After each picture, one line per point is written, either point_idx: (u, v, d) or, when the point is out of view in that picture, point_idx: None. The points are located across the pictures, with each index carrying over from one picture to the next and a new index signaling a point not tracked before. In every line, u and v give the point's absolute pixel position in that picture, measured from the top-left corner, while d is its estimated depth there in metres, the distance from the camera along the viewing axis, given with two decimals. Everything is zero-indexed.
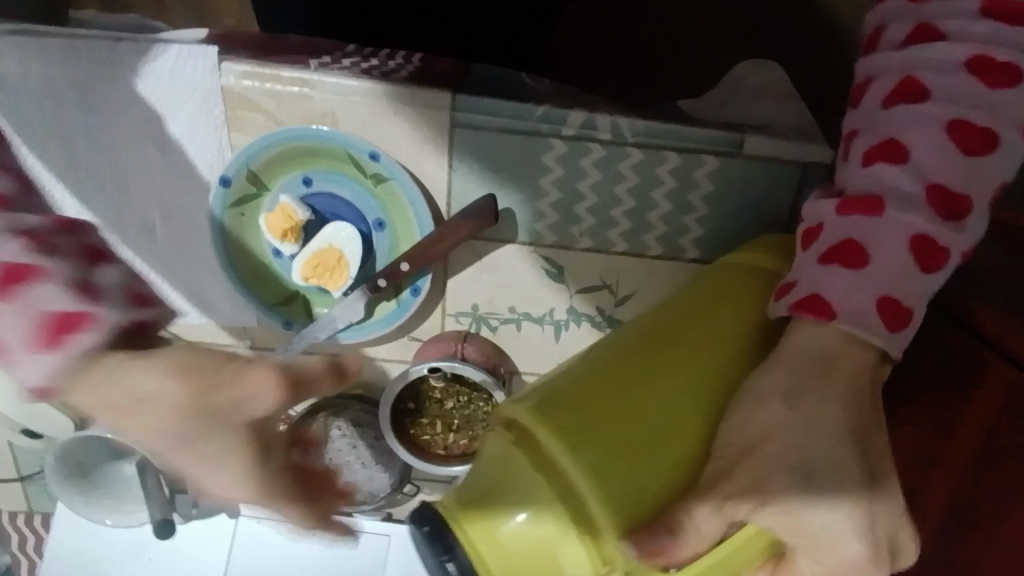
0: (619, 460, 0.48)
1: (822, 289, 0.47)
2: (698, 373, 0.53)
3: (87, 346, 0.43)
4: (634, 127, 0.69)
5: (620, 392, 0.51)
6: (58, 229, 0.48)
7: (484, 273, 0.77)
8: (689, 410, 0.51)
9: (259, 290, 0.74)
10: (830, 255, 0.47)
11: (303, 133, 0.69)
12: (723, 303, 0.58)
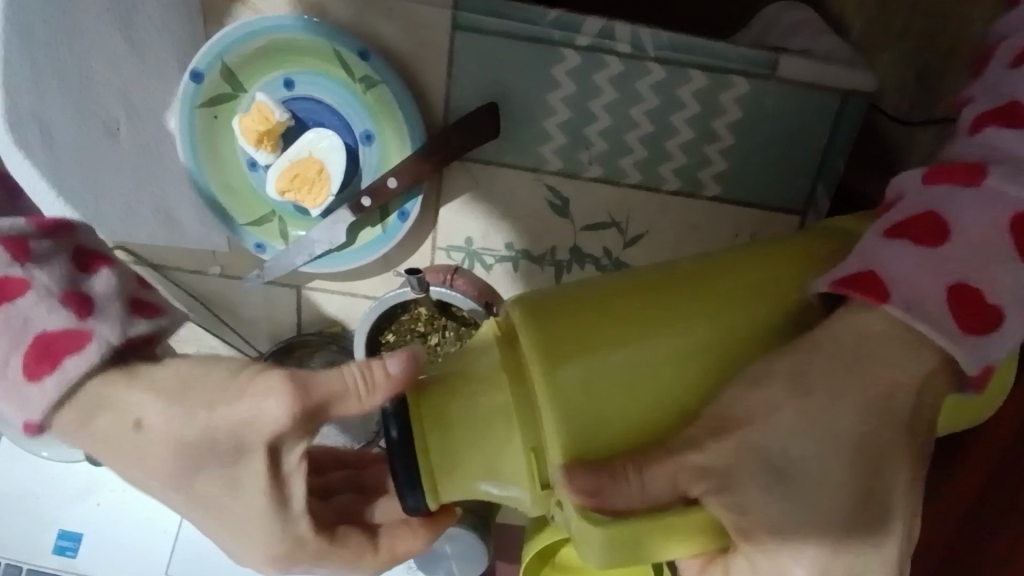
0: (592, 388, 0.41)
1: (877, 266, 0.39)
2: (721, 321, 0.43)
3: (74, 369, 0.44)
4: (658, 40, 0.61)
5: (628, 315, 0.43)
6: (39, 233, 0.48)
7: (482, 202, 0.71)
8: (697, 354, 0.42)
9: (230, 205, 0.70)
10: (900, 224, 0.41)
11: (281, 24, 0.61)
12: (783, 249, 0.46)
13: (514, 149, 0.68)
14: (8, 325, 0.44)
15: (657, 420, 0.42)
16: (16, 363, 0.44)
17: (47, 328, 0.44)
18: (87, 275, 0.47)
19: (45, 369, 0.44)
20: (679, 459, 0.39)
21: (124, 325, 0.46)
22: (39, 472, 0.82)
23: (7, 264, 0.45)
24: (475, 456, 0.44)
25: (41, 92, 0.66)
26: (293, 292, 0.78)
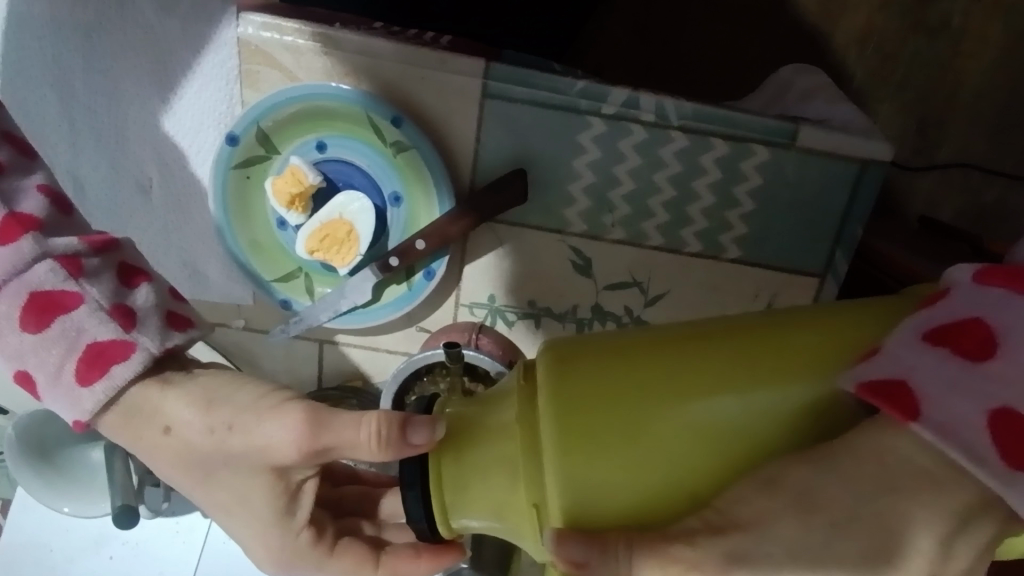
0: (600, 447, 0.38)
1: (914, 376, 0.35)
2: (762, 385, 0.38)
3: (122, 379, 0.45)
4: (681, 109, 0.63)
5: (656, 369, 0.39)
6: (91, 251, 0.46)
7: (506, 261, 0.72)
8: (729, 420, 0.38)
9: (258, 262, 0.70)
10: (944, 332, 0.36)
11: (318, 91, 0.63)
12: (844, 315, 0.41)
13: (539, 210, 0.69)
14: (62, 334, 0.44)
15: (676, 492, 0.38)
16: (68, 367, 0.44)
17: (98, 339, 0.44)
18: (130, 286, 0.47)
19: (96, 374, 0.45)
20: (668, 546, 0.35)
21: (166, 338, 0.46)
22: (54, 523, 0.81)
23: (60, 280, 0.44)
24: (484, 495, 0.42)
25: (79, 152, 0.67)
26: (316, 346, 0.78)
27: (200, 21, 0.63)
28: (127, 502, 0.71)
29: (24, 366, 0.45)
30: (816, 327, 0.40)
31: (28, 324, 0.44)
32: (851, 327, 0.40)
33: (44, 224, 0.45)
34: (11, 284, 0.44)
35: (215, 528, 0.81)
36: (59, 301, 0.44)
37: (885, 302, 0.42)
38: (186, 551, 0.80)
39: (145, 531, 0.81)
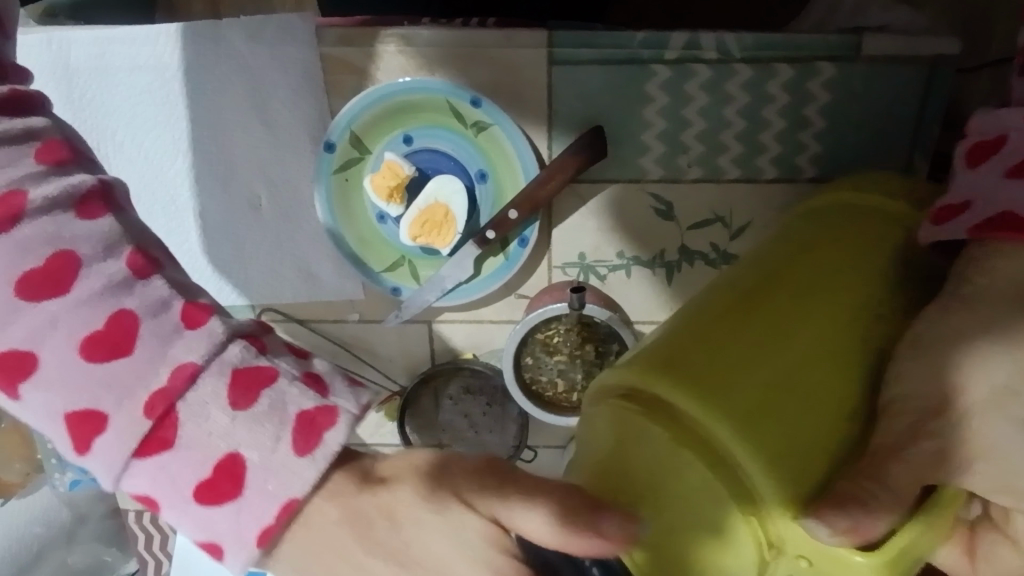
0: (761, 410, 0.41)
1: (1015, 207, 0.43)
2: (821, 320, 0.46)
3: (336, 446, 0.40)
4: (742, 42, 0.66)
5: (745, 340, 0.45)
6: (264, 326, 0.42)
7: (592, 218, 0.76)
8: (823, 352, 0.45)
9: (365, 256, 0.76)
10: (1017, 167, 0.44)
11: (400, 89, 0.68)
12: (812, 251, 0.52)
13: (617, 164, 0.73)
14: (270, 409, 0.39)
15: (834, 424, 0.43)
16: (285, 440, 0.39)
17: (305, 407, 0.40)
18: (307, 357, 0.43)
19: (310, 446, 0.39)
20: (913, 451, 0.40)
21: (363, 395, 0.41)
22: None
23: (253, 355, 0.39)
24: (683, 517, 0.42)
25: (192, 179, 0.75)
26: (424, 327, 0.84)
27: (285, 43, 0.68)
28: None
29: (235, 448, 0.38)
30: (809, 267, 0.50)
31: (232, 404, 0.38)
32: (829, 257, 0.51)
33: (214, 307, 0.41)
34: (209, 368, 0.38)
35: None
36: (257, 375, 0.39)
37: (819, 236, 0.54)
38: None
39: None
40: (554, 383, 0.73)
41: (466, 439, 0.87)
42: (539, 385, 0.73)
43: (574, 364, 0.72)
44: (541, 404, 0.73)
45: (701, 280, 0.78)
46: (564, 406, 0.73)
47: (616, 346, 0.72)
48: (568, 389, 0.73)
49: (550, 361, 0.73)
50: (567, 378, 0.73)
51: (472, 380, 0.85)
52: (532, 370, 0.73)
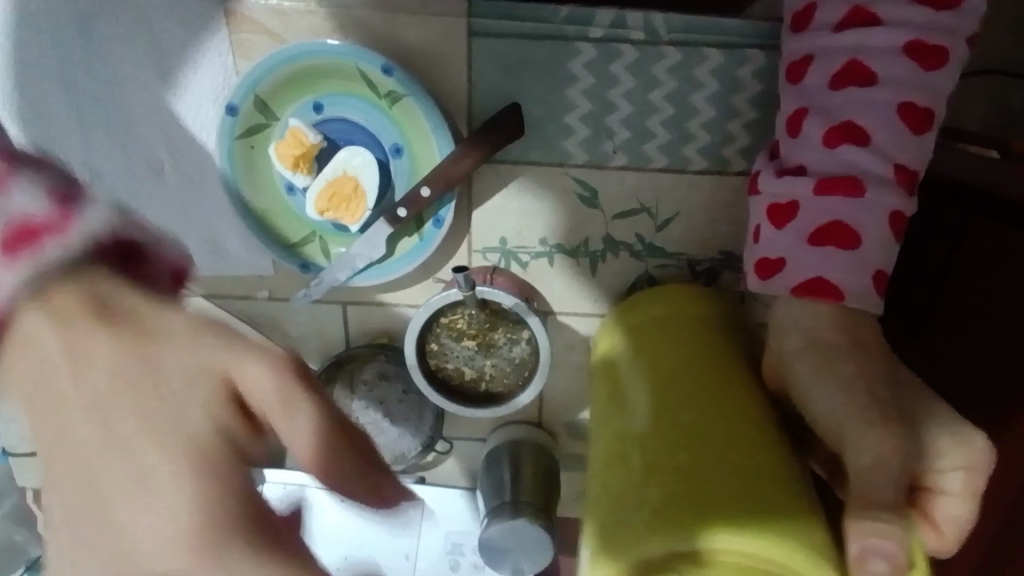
0: (721, 500, 0.46)
1: (825, 272, 0.51)
2: (725, 429, 0.53)
3: None
4: (669, 23, 0.63)
5: (674, 464, 0.51)
6: None
7: (514, 201, 0.72)
8: (740, 448, 0.51)
9: (272, 228, 0.72)
10: (818, 236, 0.51)
11: (308, 51, 0.64)
12: (673, 373, 0.61)
13: (539, 145, 0.69)
14: None
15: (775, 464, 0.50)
16: None
17: None
18: None
19: None
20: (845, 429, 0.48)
21: None
22: None
23: None
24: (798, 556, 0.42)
25: (88, 142, 0.69)
26: (339, 309, 0.80)
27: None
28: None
29: None
30: (694, 390, 0.58)
31: None
32: (696, 368, 0.61)
33: None
34: None
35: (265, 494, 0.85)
36: None
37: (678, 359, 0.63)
38: None
39: None
40: (462, 372, 0.70)
41: (382, 429, 0.83)
42: (447, 375, 0.70)
43: (482, 351, 0.69)
44: (449, 395, 0.69)
45: (627, 271, 0.75)
46: (472, 398, 0.70)
47: (526, 333, 0.69)
48: (477, 379, 0.70)
49: (456, 349, 0.69)
50: (474, 366, 0.70)
51: (388, 365, 0.82)
52: (438, 360, 0.70)
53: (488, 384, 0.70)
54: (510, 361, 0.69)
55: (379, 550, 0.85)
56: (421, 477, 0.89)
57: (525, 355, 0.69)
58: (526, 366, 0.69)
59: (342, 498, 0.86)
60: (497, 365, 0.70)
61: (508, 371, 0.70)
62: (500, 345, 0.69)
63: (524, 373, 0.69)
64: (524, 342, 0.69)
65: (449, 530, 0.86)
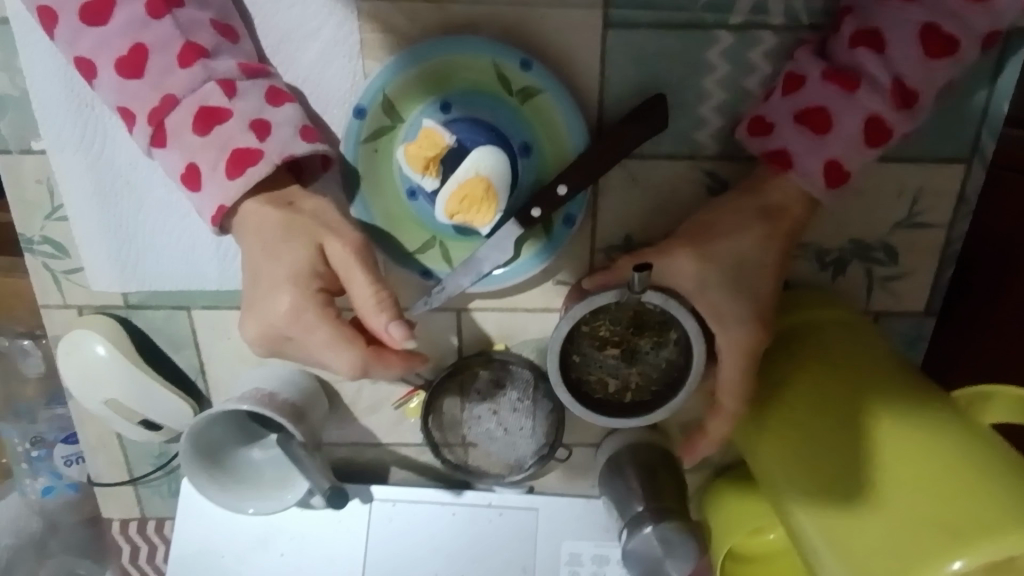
0: (934, 529, 0.50)
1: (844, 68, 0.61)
2: (883, 452, 0.56)
3: None
4: (811, 8, 0.62)
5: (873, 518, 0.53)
6: None
7: (641, 197, 0.70)
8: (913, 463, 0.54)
9: (394, 235, 0.70)
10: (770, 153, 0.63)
11: (441, 48, 0.63)
12: (813, 414, 0.62)
13: (670, 138, 0.67)
14: None
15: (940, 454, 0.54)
16: None
17: None
18: None
19: None
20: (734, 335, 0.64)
21: None
22: (218, 522, 0.82)
23: None
24: (988, 501, 0.49)
25: None
26: (452, 317, 0.77)
27: None
28: (335, 486, 0.73)
29: None
30: (836, 425, 0.60)
31: None
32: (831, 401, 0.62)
33: None
34: None
35: (376, 511, 0.82)
36: None
37: (799, 395, 0.64)
38: (353, 537, 0.81)
39: (310, 523, 0.82)
40: (606, 384, 0.70)
41: (496, 440, 0.81)
42: (591, 390, 0.69)
43: (626, 361, 0.70)
44: (597, 409, 0.69)
45: None
46: (621, 408, 0.69)
47: (672, 335, 0.69)
48: (622, 390, 0.70)
49: (601, 360, 0.70)
50: (620, 377, 0.70)
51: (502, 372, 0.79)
52: (581, 375, 0.69)
53: (633, 394, 0.70)
54: (657, 368, 0.69)
55: (494, 566, 0.81)
56: (529, 488, 0.86)
57: (672, 363, 0.69)
58: (673, 374, 0.69)
59: (454, 512, 0.83)
60: (641, 374, 0.70)
61: (653, 379, 0.70)
62: (647, 353, 0.69)
63: (672, 380, 0.69)
64: (672, 350, 0.68)
65: (565, 541, 0.82)
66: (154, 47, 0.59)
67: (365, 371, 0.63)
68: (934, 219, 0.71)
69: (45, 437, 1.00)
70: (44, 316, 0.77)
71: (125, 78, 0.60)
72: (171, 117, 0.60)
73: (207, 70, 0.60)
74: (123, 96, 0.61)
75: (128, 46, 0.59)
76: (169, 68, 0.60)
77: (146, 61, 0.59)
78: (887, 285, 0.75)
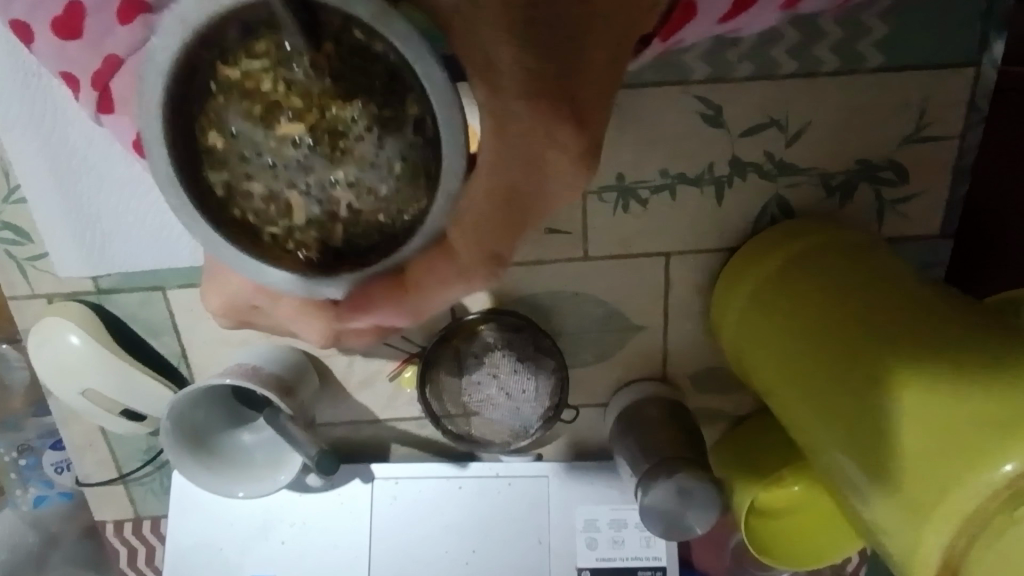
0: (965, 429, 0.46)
1: None
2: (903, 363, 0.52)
3: None
4: None
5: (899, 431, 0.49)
6: None
7: (631, 131, 0.66)
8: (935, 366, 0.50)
9: None
10: None
11: None
12: (827, 341, 0.58)
13: (656, 64, 0.63)
14: None
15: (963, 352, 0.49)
16: None
17: None
18: None
19: None
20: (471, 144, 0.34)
21: None
22: (212, 515, 0.78)
23: None
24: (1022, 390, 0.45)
25: None
26: None
27: None
28: (324, 450, 0.69)
29: None
30: (853, 347, 0.56)
31: None
32: (846, 324, 0.58)
33: None
34: None
35: (378, 491, 0.78)
36: None
37: (813, 326, 0.61)
38: (356, 519, 0.78)
39: (310, 508, 0.78)
40: (287, 210, 0.36)
41: (499, 406, 0.77)
42: (250, 213, 0.36)
43: (325, 163, 0.34)
44: (251, 244, 0.36)
45: (754, 195, 0.70)
46: (291, 258, 0.37)
47: None
48: (333, 220, 0.36)
49: (252, 142, 0.34)
50: (307, 192, 0.35)
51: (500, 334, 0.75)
52: (238, 178, 0.35)
53: (344, 220, 0.36)
54: (385, 179, 0.35)
55: (507, 537, 0.77)
56: (538, 456, 0.82)
57: (413, 175, 0.35)
58: (412, 199, 0.36)
59: (460, 485, 0.79)
60: (355, 190, 0.36)
61: (380, 200, 0.36)
62: (358, 143, 0.34)
63: (415, 202, 0.36)
64: (414, 133, 0.34)
65: (578, 507, 0.78)
66: (89, 7, 0.52)
67: (337, 339, 0.57)
68: (944, 132, 0.67)
69: (33, 446, 0.92)
70: (14, 309, 0.73)
71: (64, 41, 0.54)
72: (118, 82, 0.55)
73: (147, 25, 0.52)
74: (65, 62, 0.55)
75: (62, 6, 0.53)
76: (108, 27, 0.53)
77: (81, 21, 0.53)
78: (897, 207, 0.71)
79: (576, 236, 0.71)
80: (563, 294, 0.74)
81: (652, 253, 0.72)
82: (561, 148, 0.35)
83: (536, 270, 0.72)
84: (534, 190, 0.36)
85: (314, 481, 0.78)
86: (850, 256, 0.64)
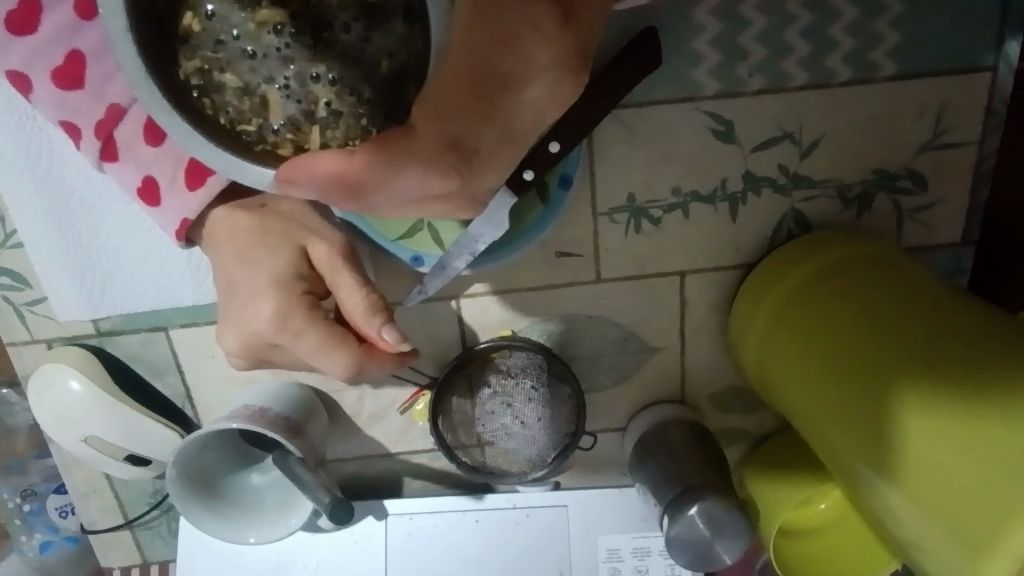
0: (991, 455, 0.44)
1: None
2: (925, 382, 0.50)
3: None
4: None
5: (921, 457, 0.48)
6: None
7: (642, 149, 0.64)
8: (958, 389, 0.48)
9: (377, 221, 0.62)
10: None
11: None
12: (845, 359, 0.57)
13: (665, 80, 0.61)
14: None
15: (991, 374, 0.47)
16: None
17: None
18: None
19: None
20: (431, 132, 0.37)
21: None
22: (223, 559, 0.75)
23: None
24: None
25: None
26: (451, 304, 0.71)
27: None
28: (336, 496, 0.67)
29: None
30: (873, 367, 0.55)
31: None
32: (864, 342, 0.57)
33: None
34: None
35: (393, 528, 0.76)
36: None
37: (829, 341, 0.59)
38: (371, 558, 0.75)
39: (323, 548, 0.76)
40: (254, 99, 0.43)
41: (515, 435, 0.75)
42: (227, 108, 0.43)
43: (306, 57, 0.42)
44: (230, 143, 0.44)
45: (770, 209, 0.68)
46: (264, 155, 0.44)
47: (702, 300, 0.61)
48: (309, 119, 0.44)
49: (225, 22, 0.41)
50: (285, 90, 0.43)
51: (513, 360, 0.72)
52: (214, 68, 0.42)
53: (319, 120, 0.44)
54: (367, 78, 0.43)
55: (529, 572, 0.75)
56: (556, 484, 0.79)
57: (394, 74, 0.43)
58: (391, 100, 0.43)
59: (477, 519, 0.76)
60: (334, 90, 0.43)
61: (360, 102, 0.43)
62: (343, 35, 0.42)
63: (392, 101, 0.43)
64: (402, 28, 0.42)
65: (600, 537, 0.75)
66: (92, 54, 0.51)
67: (358, 373, 0.57)
68: (963, 138, 0.65)
69: (36, 491, 0.89)
70: (13, 355, 0.72)
71: (63, 90, 0.52)
72: (120, 130, 0.54)
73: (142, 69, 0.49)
74: (64, 110, 0.53)
75: (61, 54, 0.51)
76: (111, 74, 0.52)
77: (83, 70, 0.52)
78: (918, 217, 0.69)
79: (588, 259, 0.69)
80: (577, 318, 0.72)
81: (667, 272, 0.70)
82: (542, 39, 0.34)
83: (548, 295, 0.71)
84: (496, 128, 0.37)
85: (325, 522, 0.75)
86: (869, 268, 0.62)
